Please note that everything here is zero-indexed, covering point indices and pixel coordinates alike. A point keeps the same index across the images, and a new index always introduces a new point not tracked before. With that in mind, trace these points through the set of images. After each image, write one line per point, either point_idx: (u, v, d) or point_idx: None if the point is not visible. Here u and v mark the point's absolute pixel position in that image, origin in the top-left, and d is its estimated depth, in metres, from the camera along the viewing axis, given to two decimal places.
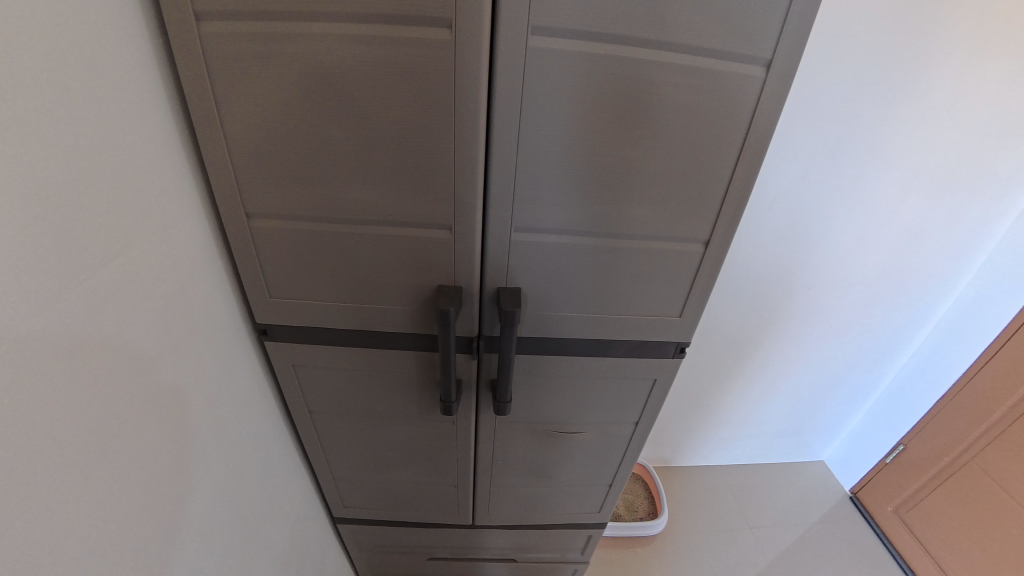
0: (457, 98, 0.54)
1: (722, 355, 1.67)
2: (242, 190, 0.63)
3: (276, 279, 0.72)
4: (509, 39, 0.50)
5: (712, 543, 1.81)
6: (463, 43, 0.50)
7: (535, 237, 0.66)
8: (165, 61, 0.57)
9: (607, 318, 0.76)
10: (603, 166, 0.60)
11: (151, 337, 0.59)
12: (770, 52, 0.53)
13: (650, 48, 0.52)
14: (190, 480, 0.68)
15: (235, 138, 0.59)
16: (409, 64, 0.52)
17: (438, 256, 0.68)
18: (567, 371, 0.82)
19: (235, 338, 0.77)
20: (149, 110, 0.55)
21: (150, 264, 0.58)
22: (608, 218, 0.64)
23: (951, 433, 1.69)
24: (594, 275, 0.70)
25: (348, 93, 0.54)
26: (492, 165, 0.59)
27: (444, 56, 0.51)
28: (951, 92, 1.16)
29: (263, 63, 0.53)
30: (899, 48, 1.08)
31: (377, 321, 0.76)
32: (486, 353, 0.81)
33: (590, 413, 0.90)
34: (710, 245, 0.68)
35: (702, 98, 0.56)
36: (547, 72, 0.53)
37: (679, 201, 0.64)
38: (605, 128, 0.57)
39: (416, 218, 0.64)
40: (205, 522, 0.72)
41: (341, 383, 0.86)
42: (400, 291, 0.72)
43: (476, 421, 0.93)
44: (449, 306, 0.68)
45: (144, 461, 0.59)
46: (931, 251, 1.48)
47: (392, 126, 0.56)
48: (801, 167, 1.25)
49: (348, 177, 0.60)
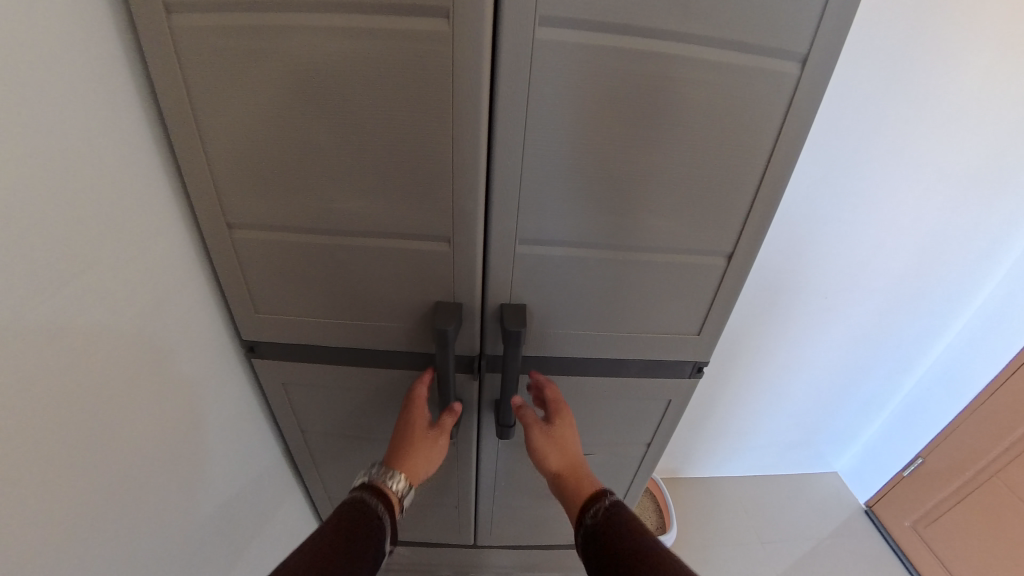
0: (455, 98, 0.49)
1: (733, 363, 1.61)
2: (223, 199, 0.58)
3: (262, 293, 0.67)
4: (514, 34, 0.45)
5: (722, 559, 1.75)
6: (460, 39, 0.46)
7: (541, 250, 0.61)
8: (137, 59, 0.52)
9: (617, 337, 0.70)
10: (616, 171, 0.55)
11: (119, 357, 0.54)
12: (806, 47, 0.48)
13: (669, 40, 0.47)
14: (166, 507, 0.64)
15: (216, 143, 0.54)
16: (401, 59, 0.47)
17: (436, 269, 0.63)
18: (576, 392, 0.77)
19: (218, 354, 0.72)
20: (119, 112, 0.51)
21: (120, 279, 0.53)
22: (620, 228, 0.59)
23: (972, 446, 1.63)
24: (605, 290, 0.65)
25: (336, 92, 0.49)
26: (494, 171, 0.54)
27: (441, 50, 0.47)
28: (981, 92, 1.09)
29: (244, 60, 0.48)
30: (926, 45, 1.02)
31: (370, 339, 0.71)
32: (488, 373, 0.76)
33: (601, 434, 0.85)
34: (733, 258, 0.63)
35: (727, 97, 0.50)
36: (554, 70, 0.48)
37: (699, 211, 0.59)
38: (617, 129, 0.52)
39: (412, 229, 0.59)
40: (183, 551, 0.68)
41: (331, 401, 0.81)
42: (394, 306, 0.67)
43: (478, 441, 0.88)
44: (448, 325, 0.62)
45: (111, 491, 0.55)
46: (954, 257, 1.41)
47: (384, 127, 0.52)
48: (819, 170, 1.19)
49: (338, 183, 0.56)
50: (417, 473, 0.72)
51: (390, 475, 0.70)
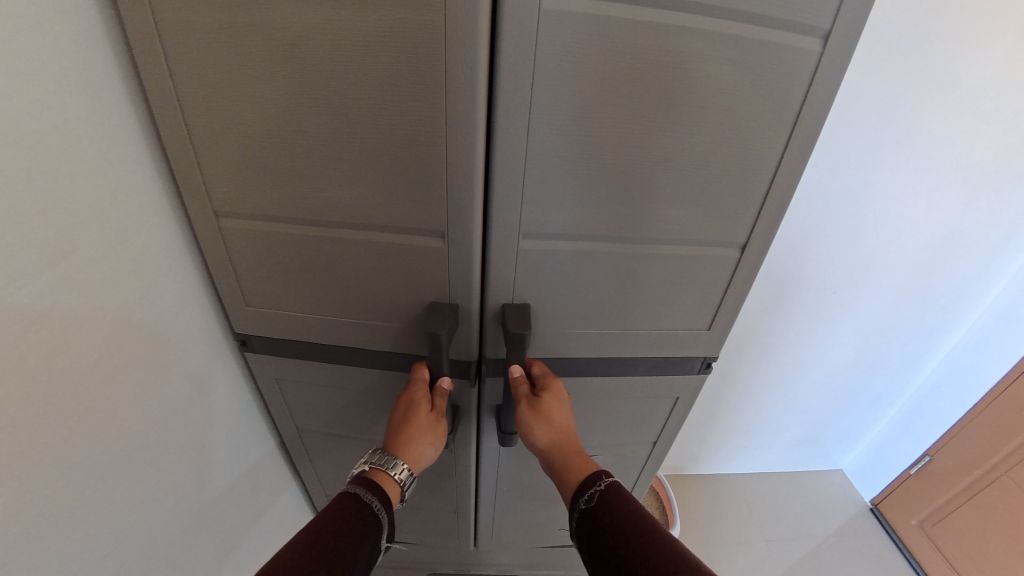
0: (448, 80, 0.46)
1: (739, 360, 1.58)
2: (209, 188, 0.56)
3: (252, 286, 0.65)
4: (518, 7, 0.42)
5: (724, 555, 1.73)
6: (457, 16, 0.43)
7: (543, 244, 0.58)
8: (120, 40, 0.50)
9: (623, 335, 0.68)
10: (622, 158, 0.52)
11: (102, 346, 0.53)
12: (830, 23, 0.45)
13: (682, 13, 0.44)
14: (152, 501, 0.62)
15: (201, 127, 0.52)
16: (390, 36, 0.44)
17: (430, 266, 0.60)
18: (581, 391, 0.75)
19: (209, 348, 0.70)
20: (99, 94, 0.49)
21: (100, 267, 0.52)
22: (628, 220, 0.57)
23: (982, 444, 1.60)
24: (611, 286, 0.63)
25: (326, 73, 0.47)
26: (496, 158, 0.51)
27: (433, 25, 0.44)
28: (1001, 80, 1.05)
29: (234, 40, 0.46)
30: (947, 29, 0.98)
31: (364, 339, 0.69)
32: (489, 377, 0.74)
33: (607, 433, 0.83)
34: (747, 249, 0.61)
35: (743, 77, 0.48)
36: (558, 47, 0.45)
37: (712, 199, 0.56)
38: (624, 113, 0.49)
39: (404, 223, 0.57)
40: (172, 542, 0.67)
41: (328, 401, 0.79)
42: (388, 305, 0.65)
43: (478, 444, 0.85)
44: (441, 329, 0.61)
45: (94, 483, 0.54)
46: (966, 253, 1.38)
47: (373, 113, 0.49)
48: (829, 162, 1.15)
49: (328, 172, 0.53)
50: (422, 457, 0.68)
51: (391, 464, 0.65)
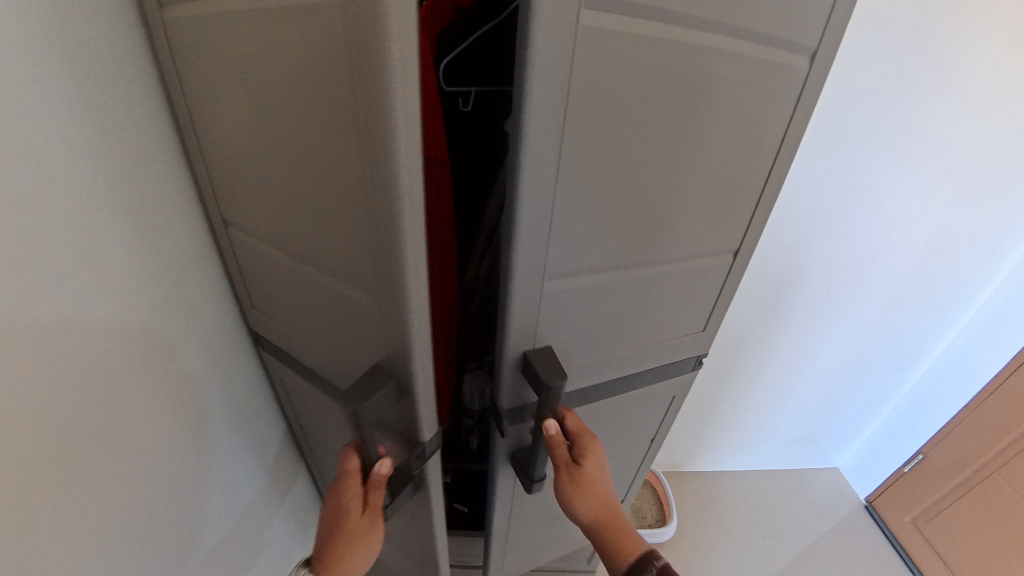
0: (367, 123, 0.40)
1: (735, 361, 1.61)
2: (218, 202, 0.64)
3: (261, 292, 0.71)
4: (550, 35, 0.39)
5: (721, 551, 1.76)
6: (372, 53, 0.37)
7: (564, 281, 0.57)
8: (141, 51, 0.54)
9: (636, 346, 0.71)
10: (637, 188, 0.53)
11: (125, 338, 0.56)
12: (814, 43, 0.52)
13: (699, 45, 0.46)
14: (172, 487, 0.65)
15: (228, 148, 0.56)
16: (321, 72, 0.41)
17: (369, 323, 0.55)
18: (598, 411, 0.76)
19: (223, 342, 0.74)
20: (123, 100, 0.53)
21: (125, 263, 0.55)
22: (639, 244, 0.58)
23: (975, 442, 1.61)
24: (623, 307, 0.64)
25: (303, 112, 0.45)
26: (525, 187, 0.46)
27: (350, 61, 0.39)
28: (988, 88, 1.09)
29: (240, 62, 0.47)
30: (935, 39, 1.02)
31: (334, 375, 0.67)
32: (512, 427, 0.72)
33: (611, 442, 0.84)
34: (739, 253, 0.69)
35: (752, 91, 0.52)
36: (590, 79, 0.43)
37: (718, 207, 0.61)
38: (642, 146, 0.50)
39: (344, 269, 0.54)
40: (190, 527, 0.70)
41: (334, 431, 0.76)
42: (350, 352, 0.62)
43: (494, 484, 0.82)
44: (359, 406, 0.54)
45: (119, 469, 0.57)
46: (958, 255, 1.41)
47: (326, 156, 0.46)
48: (824, 167, 1.18)
49: (310, 212, 0.52)
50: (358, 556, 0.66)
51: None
